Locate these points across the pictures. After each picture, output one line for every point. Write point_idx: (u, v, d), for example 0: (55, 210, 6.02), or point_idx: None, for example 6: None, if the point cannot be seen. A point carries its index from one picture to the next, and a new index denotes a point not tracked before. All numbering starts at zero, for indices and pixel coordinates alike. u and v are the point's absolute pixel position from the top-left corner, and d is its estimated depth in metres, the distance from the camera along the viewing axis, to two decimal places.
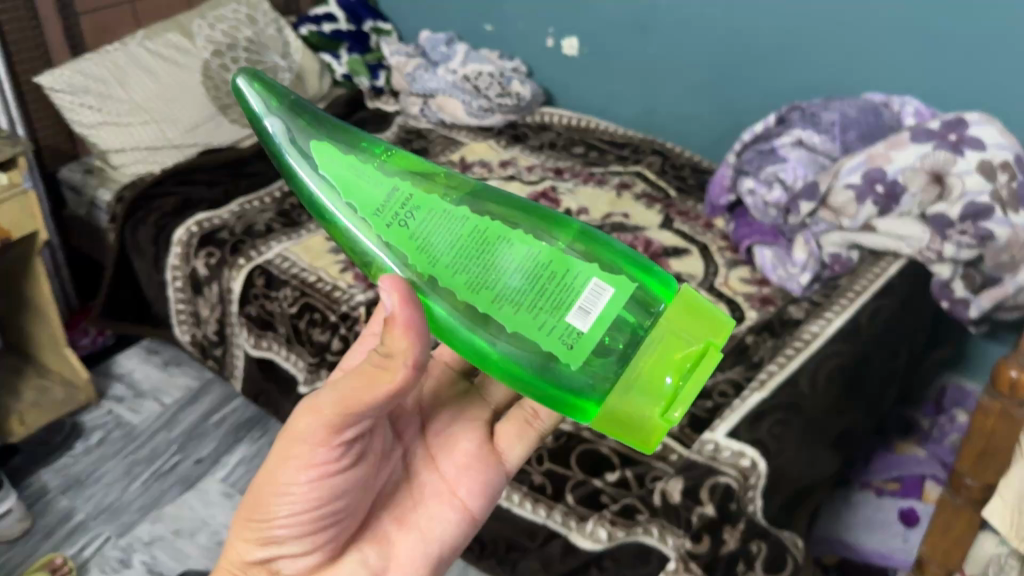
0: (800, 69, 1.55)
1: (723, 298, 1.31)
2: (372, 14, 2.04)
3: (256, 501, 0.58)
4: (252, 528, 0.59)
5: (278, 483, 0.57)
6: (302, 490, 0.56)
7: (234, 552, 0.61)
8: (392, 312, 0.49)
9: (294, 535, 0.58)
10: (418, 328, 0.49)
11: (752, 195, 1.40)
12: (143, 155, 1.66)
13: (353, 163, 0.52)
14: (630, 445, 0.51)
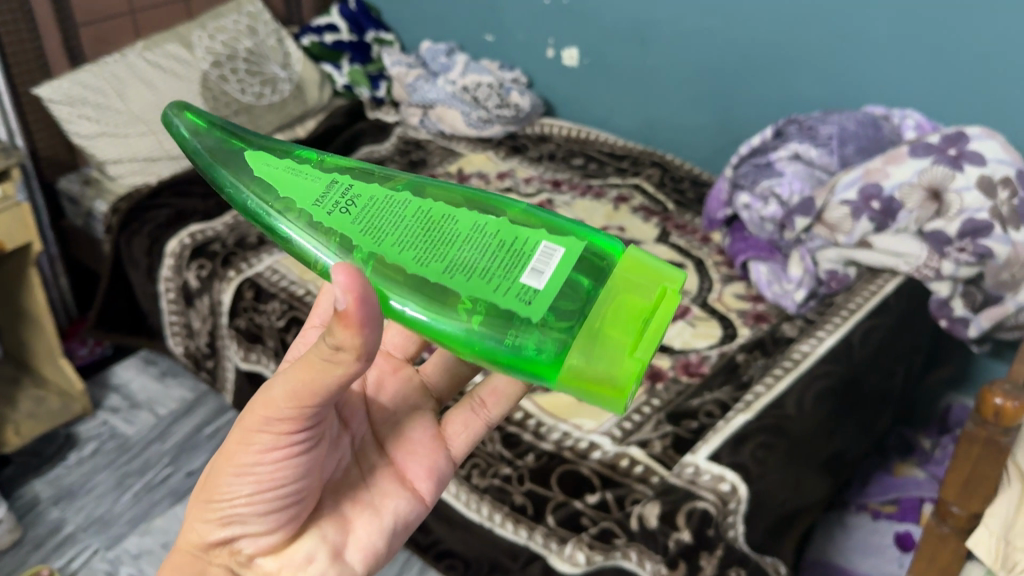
0: (801, 81, 1.53)
1: (716, 314, 1.29)
2: (374, 24, 2.03)
3: (215, 480, 0.53)
4: (210, 508, 0.53)
5: (240, 463, 0.51)
6: (266, 469, 0.51)
7: (191, 530, 0.55)
8: (345, 309, 0.41)
9: (259, 514, 0.53)
10: (371, 324, 0.42)
11: (748, 210, 1.36)
12: (139, 166, 1.66)
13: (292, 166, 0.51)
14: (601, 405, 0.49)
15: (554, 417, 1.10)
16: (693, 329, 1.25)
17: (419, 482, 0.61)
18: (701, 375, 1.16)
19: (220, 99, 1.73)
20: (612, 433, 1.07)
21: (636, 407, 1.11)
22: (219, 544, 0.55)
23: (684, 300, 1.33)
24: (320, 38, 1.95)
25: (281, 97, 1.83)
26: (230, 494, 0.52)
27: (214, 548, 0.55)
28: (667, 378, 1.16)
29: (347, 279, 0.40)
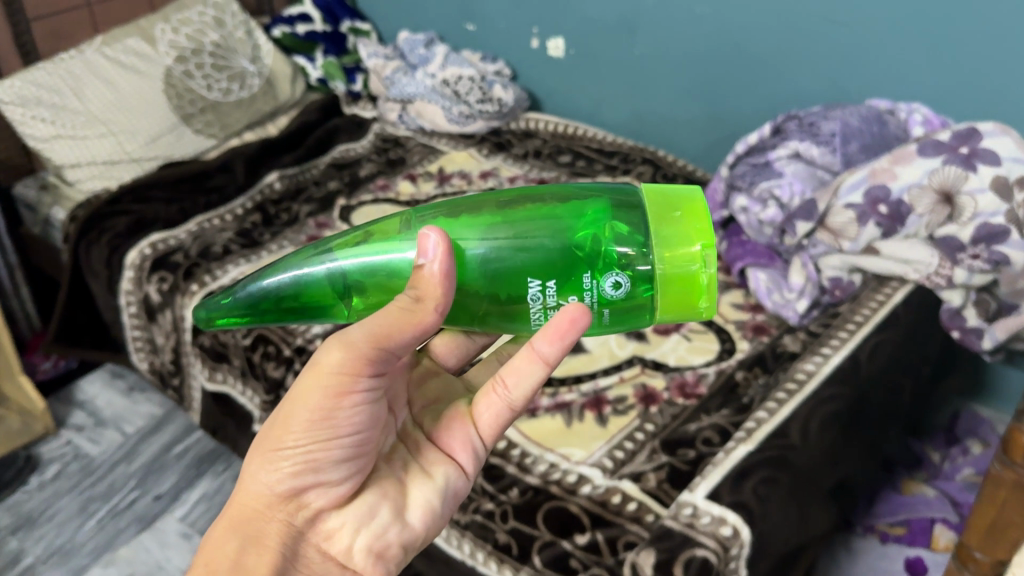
0: (800, 71, 1.44)
1: (713, 326, 1.21)
2: (350, 12, 1.91)
3: (286, 432, 0.56)
4: (282, 461, 0.56)
5: (316, 411, 0.55)
6: (342, 417, 0.56)
7: (251, 486, 0.58)
8: (431, 263, 0.49)
9: (333, 463, 0.57)
10: (450, 279, 0.50)
11: (745, 213, 1.27)
12: (99, 170, 1.56)
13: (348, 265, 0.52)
14: (695, 209, 0.53)
15: (540, 446, 1.02)
16: (689, 344, 1.17)
17: (457, 446, 0.63)
18: (697, 397, 1.08)
19: (185, 97, 1.64)
20: (603, 464, 0.98)
21: (628, 433, 1.03)
22: (287, 498, 0.58)
23: None
24: (292, 29, 1.85)
25: (251, 92, 1.73)
26: (302, 445, 0.56)
27: (280, 503, 0.58)
28: (661, 401, 1.07)
29: (427, 233, 0.49)
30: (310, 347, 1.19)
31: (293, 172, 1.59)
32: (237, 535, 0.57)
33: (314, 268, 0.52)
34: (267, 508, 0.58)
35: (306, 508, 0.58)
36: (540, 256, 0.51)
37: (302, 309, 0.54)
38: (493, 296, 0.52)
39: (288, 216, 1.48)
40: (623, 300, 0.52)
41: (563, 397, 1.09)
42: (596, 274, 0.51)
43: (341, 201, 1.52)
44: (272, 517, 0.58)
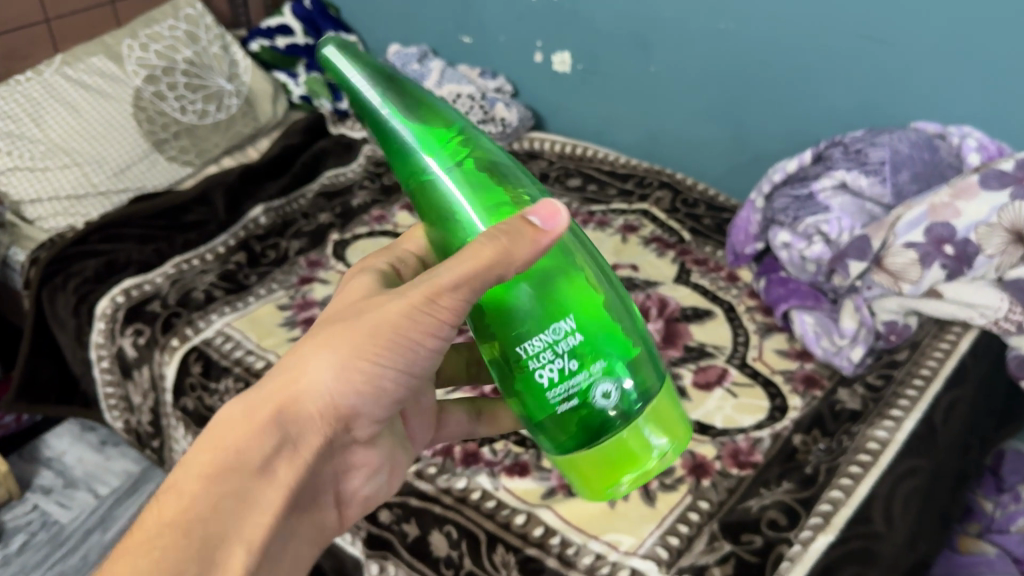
0: (834, 91, 1.31)
1: (759, 379, 1.09)
2: (333, 23, 1.77)
3: (366, 352, 0.51)
4: (351, 381, 0.51)
5: (399, 341, 0.51)
6: (420, 353, 0.52)
7: (309, 386, 0.51)
8: (540, 229, 0.46)
9: (389, 398, 0.54)
10: (530, 263, 0.46)
11: (787, 249, 1.15)
12: (63, 206, 1.39)
13: (461, 162, 0.50)
14: (680, 432, 0.52)
15: (582, 533, 0.88)
16: (735, 401, 1.05)
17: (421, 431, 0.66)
18: (753, 467, 0.96)
19: (158, 122, 1.49)
20: (657, 555, 0.86)
21: (680, 514, 0.90)
22: (335, 416, 0.53)
23: (719, 359, 1.12)
24: (271, 42, 1.72)
25: (228, 114, 1.59)
26: (376, 371, 0.52)
27: (329, 418, 0.53)
28: (714, 472, 0.95)
29: (558, 210, 0.47)
30: None
31: (278, 204, 1.45)
32: (275, 434, 0.51)
33: (435, 143, 0.49)
34: (314, 419, 0.52)
35: (344, 426, 0.54)
36: (591, 309, 0.48)
37: (386, 148, 0.50)
38: (511, 313, 0.49)
39: (275, 254, 1.34)
40: (592, 416, 0.49)
41: None
42: (611, 371, 0.48)
43: (334, 235, 1.38)
44: (316, 428, 0.52)
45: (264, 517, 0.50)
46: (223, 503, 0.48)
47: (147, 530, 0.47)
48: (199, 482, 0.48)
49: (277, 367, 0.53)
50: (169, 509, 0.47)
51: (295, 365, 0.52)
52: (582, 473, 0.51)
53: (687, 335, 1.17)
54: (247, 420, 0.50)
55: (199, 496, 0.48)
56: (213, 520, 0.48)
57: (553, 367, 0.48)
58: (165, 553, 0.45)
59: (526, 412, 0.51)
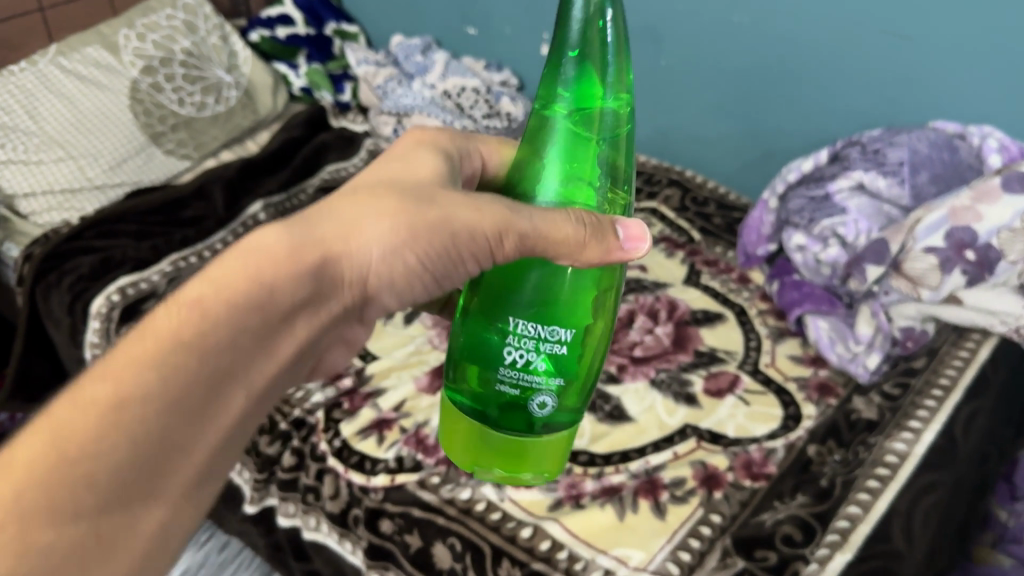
0: (851, 87, 1.27)
1: (772, 386, 1.06)
2: (334, 14, 1.75)
3: (417, 243, 0.53)
4: (393, 263, 0.53)
5: (446, 248, 0.54)
6: (463, 268, 0.56)
7: (360, 251, 0.52)
8: (616, 240, 0.53)
9: (411, 289, 0.56)
10: (588, 263, 0.53)
11: (802, 252, 1.13)
12: (57, 200, 1.36)
13: (585, 131, 0.55)
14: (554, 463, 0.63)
15: (590, 548, 0.86)
16: (747, 409, 1.02)
17: None
18: (767, 479, 0.93)
19: (155, 114, 1.46)
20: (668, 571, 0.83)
21: (692, 528, 0.88)
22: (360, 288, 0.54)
23: (731, 365, 1.09)
24: (271, 33, 1.67)
25: (227, 106, 1.55)
26: (414, 266, 0.54)
27: (355, 287, 0.53)
28: (726, 484, 0.92)
29: (644, 237, 0.54)
30: (310, 420, 1.01)
31: (278, 199, 1.42)
32: (310, 284, 0.50)
33: (572, 103, 0.54)
34: (342, 280, 0.52)
35: (356, 301, 0.55)
36: (579, 331, 0.57)
37: (548, 75, 0.54)
38: (518, 293, 0.58)
39: None
40: (518, 407, 0.57)
41: (610, 479, 0.93)
42: (557, 390, 0.56)
43: None
44: (339, 288, 0.52)
45: (268, 366, 0.49)
46: (246, 336, 0.47)
47: (158, 338, 0.44)
48: (227, 303, 0.46)
49: (327, 213, 0.53)
50: (192, 318, 0.45)
51: (349, 223, 0.52)
52: (460, 435, 0.61)
53: (698, 339, 1.14)
54: (291, 257, 0.49)
55: (226, 320, 0.46)
56: (230, 351, 0.46)
57: (526, 356, 0.55)
58: (181, 370, 0.43)
59: (470, 369, 0.58)
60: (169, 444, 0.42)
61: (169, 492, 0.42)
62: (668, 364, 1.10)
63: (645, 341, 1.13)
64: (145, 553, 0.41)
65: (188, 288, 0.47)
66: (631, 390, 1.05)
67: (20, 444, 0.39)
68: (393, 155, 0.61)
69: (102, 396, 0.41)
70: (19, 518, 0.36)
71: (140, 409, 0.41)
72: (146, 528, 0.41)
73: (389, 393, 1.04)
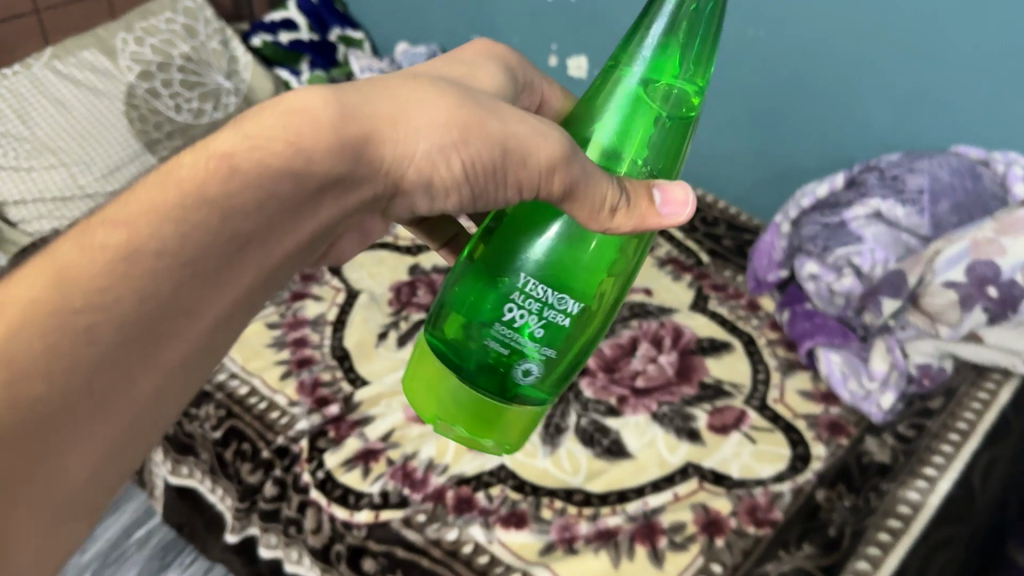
0: (870, 107, 1.22)
1: (780, 424, 1.01)
2: (339, 19, 1.72)
3: (467, 146, 0.45)
4: (436, 167, 0.46)
5: (494, 159, 0.46)
6: (504, 196, 0.48)
7: (405, 146, 0.45)
8: (654, 212, 0.48)
9: (449, 203, 0.48)
10: (619, 229, 0.48)
11: (814, 281, 1.08)
12: (48, 208, 1.32)
13: (652, 98, 0.49)
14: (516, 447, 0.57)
15: None
16: (753, 448, 0.97)
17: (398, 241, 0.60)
18: (772, 526, 0.88)
19: (150, 120, 1.42)
20: None
21: None
22: (396, 188, 0.46)
23: (737, 399, 1.04)
24: (273, 38, 1.63)
25: (226, 113, 1.51)
26: (460, 176, 0.46)
27: (391, 184, 0.46)
28: (728, 531, 0.87)
29: (688, 202, 0.48)
30: (294, 448, 0.97)
31: None
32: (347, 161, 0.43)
33: (653, 63, 0.49)
34: (385, 171, 0.45)
35: (394, 199, 0.48)
36: (586, 309, 0.52)
37: (636, 28, 0.49)
38: (530, 248, 0.52)
39: None
40: (497, 370, 0.52)
41: (606, 521, 0.88)
42: (545, 362, 0.51)
43: None
44: (379, 178, 0.45)
45: (285, 249, 0.43)
46: (270, 209, 0.41)
47: (176, 195, 0.40)
48: (256, 169, 0.41)
49: (381, 88, 0.45)
50: (215, 183, 0.40)
51: (401, 102, 0.45)
52: (423, 378, 0.55)
53: (703, 370, 1.08)
54: (333, 128, 0.42)
55: (249, 189, 0.41)
56: (252, 222, 0.41)
57: (525, 317, 0.50)
58: (194, 233, 0.39)
59: (457, 315, 0.53)
60: (173, 308, 0.39)
61: (168, 360, 0.39)
62: (671, 396, 1.04)
63: (647, 370, 1.08)
64: (137, 415, 0.38)
65: (223, 134, 0.42)
66: (631, 424, 1.00)
67: (21, 284, 0.37)
68: (456, 58, 0.55)
69: (111, 242, 0.38)
70: (9, 359, 0.35)
71: (150, 266, 0.38)
72: (141, 392, 0.38)
73: (377, 422, 0.99)
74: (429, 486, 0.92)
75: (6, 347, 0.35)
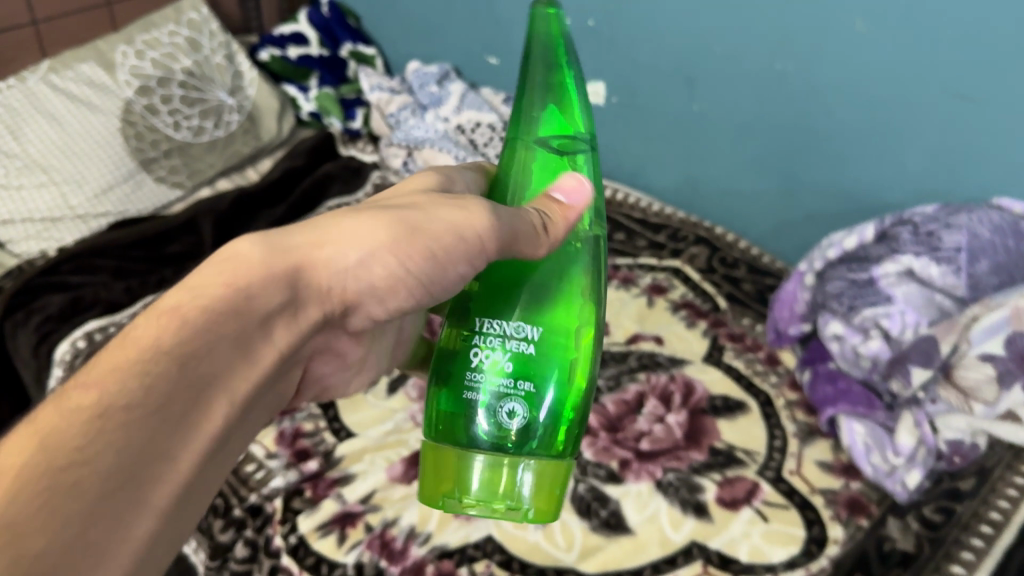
0: (905, 151, 1.13)
1: (796, 500, 0.92)
2: (351, 34, 1.64)
3: (397, 247, 0.52)
4: (374, 270, 0.52)
5: (430, 247, 0.52)
6: (453, 273, 0.53)
7: (338, 261, 0.51)
8: (569, 208, 0.54)
9: (401, 299, 0.54)
10: (556, 236, 0.53)
11: (838, 342, 1.00)
12: (36, 228, 1.27)
13: (555, 149, 0.56)
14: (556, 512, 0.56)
15: None
16: (764, 527, 0.89)
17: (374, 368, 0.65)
18: None
19: (148, 138, 1.36)
20: None
21: None
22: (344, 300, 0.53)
23: (750, 469, 0.96)
24: (282, 52, 1.59)
25: (227, 131, 1.46)
26: (397, 272, 0.52)
27: (336, 298, 0.52)
28: None
29: (581, 184, 0.54)
30: (267, 508, 0.91)
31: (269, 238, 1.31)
32: (286, 288, 0.49)
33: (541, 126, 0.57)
34: (324, 287, 0.52)
35: (344, 312, 0.54)
36: (554, 341, 0.54)
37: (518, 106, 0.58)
38: (493, 306, 0.54)
39: None
40: (489, 429, 0.53)
41: None
42: (528, 397, 0.53)
43: None
44: (319, 299, 0.52)
45: (249, 374, 0.48)
46: (227, 340, 0.46)
47: (141, 349, 0.43)
48: (201, 310, 0.46)
49: (302, 228, 0.52)
50: (172, 329, 0.45)
51: (326, 233, 0.51)
52: (441, 483, 0.55)
53: (715, 433, 1.00)
54: (265, 262, 0.49)
55: (206, 329, 0.45)
56: (213, 359, 0.46)
57: (491, 357, 0.53)
58: (162, 377, 0.43)
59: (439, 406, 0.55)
60: (155, 450, 0.42)
61: (158, 500, 0.42)
62: (677, 462, 0.96)
63: (653, 431, 0.99)
64: (142, 550, 0.41)
65: (166, 296, 0.47)
66: (632, 494, 0.92)
67: (7, 452, 0.39)
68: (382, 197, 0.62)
69: (85, 403, 0.41)
70: (9, 526, 0.36)
71: (123, 418, 0.41)
72: (139, 534, 0.40)
73: (357, 482, 0.93)
74: (409, 558, 0.85)
75: (11, 513, 0.36)
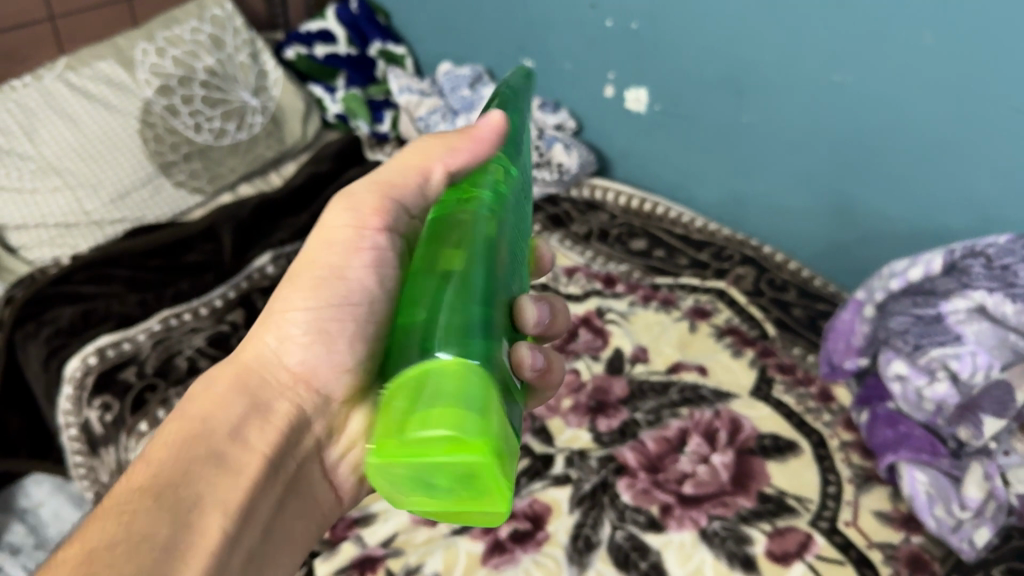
0: (973, 174, 1.05)
1: (853, 555, 0.85)
2: (381, 31, 1.57)
3: (292, 293, 0.59)
4: (287, 329, 0.58)
5: (319, 274, 0.59)
6: (356, 265, 0.59)
7: (255, 350, 0.58)
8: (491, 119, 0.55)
9: (343, 335, 0.58)
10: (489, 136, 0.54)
11: (901, 382, 0.93)
12: (50, 235, 1.23)
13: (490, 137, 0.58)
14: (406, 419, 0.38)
15: None
16: None
17: None
18: None
19: (167, 141, 1.31)
20: None
21: None
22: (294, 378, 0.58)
23: (803, 518, 0.89)
24: (308, 50, 1.53)
25: (250, 134, 1.41)
26: (306, 309, 0.58)
27: (288, 383, 0.58)
28: None
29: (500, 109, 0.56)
30: None
31: (290, 248, 1.24)
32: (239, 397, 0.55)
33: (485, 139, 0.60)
34: (277, 387, 0.57)
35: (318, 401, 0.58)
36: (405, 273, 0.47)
37: None
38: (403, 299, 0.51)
39: None
40: None
41: None
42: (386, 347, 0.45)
43: None
44: (281, 398, 0.57)
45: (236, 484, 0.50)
46: (200, 463, 0.49)
47: (113, 503, 0.46)
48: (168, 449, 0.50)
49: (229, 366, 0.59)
50: (143, 468, 0.48)
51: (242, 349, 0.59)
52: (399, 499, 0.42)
53: (764, 477, 0.93)
54: (209, 387, 0.55)
55: (170, 458, 0.49)
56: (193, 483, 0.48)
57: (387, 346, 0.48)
58: (140, 512, 0.45)
59: None
60: (147, 548, 0.43)
61: None
62: (723, 509, 0.89)
63: (697, 473, 0.92)
64: None
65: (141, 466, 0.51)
66: (675, 543, 0.86)
67: None
68: None
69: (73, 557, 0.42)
70: None
71: (108, 556, 0.42)
72: None
73: (378, 523, 0.87)
74: None
75: None
